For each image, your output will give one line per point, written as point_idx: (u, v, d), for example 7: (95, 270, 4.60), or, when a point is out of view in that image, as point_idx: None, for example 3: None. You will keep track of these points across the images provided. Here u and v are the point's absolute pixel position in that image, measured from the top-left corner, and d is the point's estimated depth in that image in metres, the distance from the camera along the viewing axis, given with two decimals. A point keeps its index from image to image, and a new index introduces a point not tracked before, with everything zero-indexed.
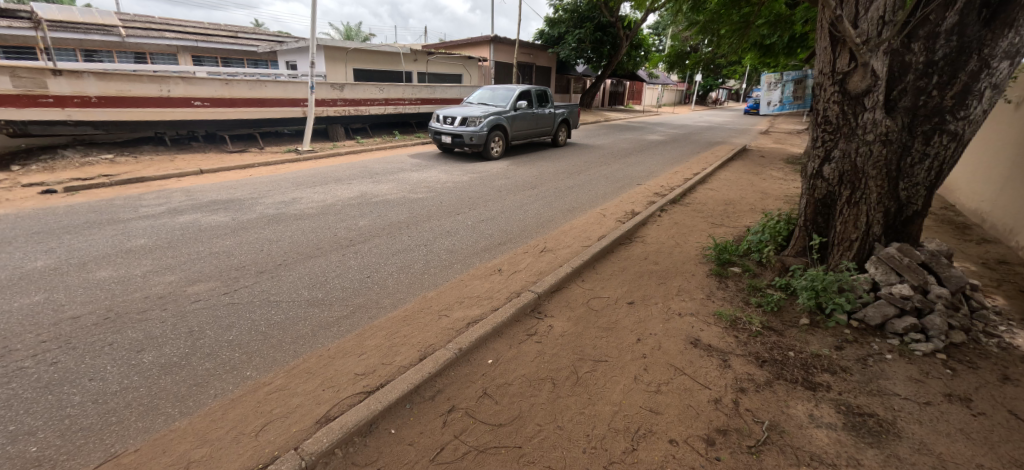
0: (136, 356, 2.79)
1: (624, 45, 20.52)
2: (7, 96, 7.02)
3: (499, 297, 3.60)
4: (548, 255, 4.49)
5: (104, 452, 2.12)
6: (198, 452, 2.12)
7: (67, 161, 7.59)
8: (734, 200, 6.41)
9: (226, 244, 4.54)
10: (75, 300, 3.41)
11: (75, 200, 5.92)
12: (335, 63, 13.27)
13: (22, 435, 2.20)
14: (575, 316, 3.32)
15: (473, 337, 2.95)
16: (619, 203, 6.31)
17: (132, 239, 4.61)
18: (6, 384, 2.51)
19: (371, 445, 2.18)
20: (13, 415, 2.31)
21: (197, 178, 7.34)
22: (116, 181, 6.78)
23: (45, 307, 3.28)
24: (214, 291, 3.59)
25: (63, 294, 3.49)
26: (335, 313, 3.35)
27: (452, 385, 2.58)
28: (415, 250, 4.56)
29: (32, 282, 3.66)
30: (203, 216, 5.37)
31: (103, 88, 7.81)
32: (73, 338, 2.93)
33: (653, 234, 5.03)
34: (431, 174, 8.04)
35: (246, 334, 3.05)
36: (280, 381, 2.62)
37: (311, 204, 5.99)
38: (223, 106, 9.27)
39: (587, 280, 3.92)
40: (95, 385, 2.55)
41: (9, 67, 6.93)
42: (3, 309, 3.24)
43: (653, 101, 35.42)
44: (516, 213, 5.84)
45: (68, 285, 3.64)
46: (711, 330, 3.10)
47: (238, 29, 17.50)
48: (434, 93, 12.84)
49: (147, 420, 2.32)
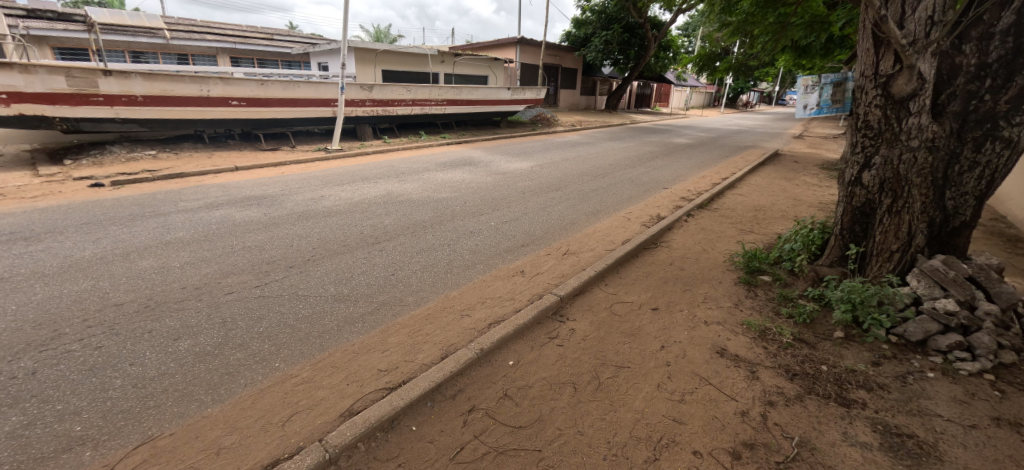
0: (173, 344, 2.90)
1: (653, 46, 20.27)
2: (61, 95, 7.47)
3: (521, 299, 3.60)
4: (571, 258, 4.45)
5: (143, 434, 2.21)
6: (228, 439, 2.19)
7: (115, 156, 8.01)
8: (764, 206, 6.23)
9: (258, 238, 4.67)
10: (119, 288, 3.58)
11: (122, 193, 6.24)
12: (365, 65, 13.56)
13: (68, 414, 2.32)
14: (597, 320, 3.29)
15: (495, 338, 2.95)
16: (644, 207, 6.21)
17: (172, 231, 4.79)
18: (55, 366, 2.65)
19: (392, 441, 2.21)
20: (62, 396, 2.44)
21: (233, 174, 7.60)
22: (160, 176, 7.07)
23: (92, 294, 3.45)
24: (246, 284, 3.69)
25: (109, 282, 3.66)
26: (359, 309, 3.41)
27: (473, 385, 2.59)
28: (438, 249, 4.60)
29: (82, 270, 3.86)
30: (237, 211, 5.54)
31: (149, 87, 8.15)
32: (117, 325, 3.07)
33: (679, 239, 4.93)
34: (455, 174, 8.11)
35: (275, 327, 3.13)
36: (306, 373, 2.67)
37: (339, 201, 6.14)
38: (259, 106, 9.52)
39: (610, 284, 3.87)
40: (137, 369, 2.66)
41: (64, 68, 7.36)
42: (56, 294, 3.43)
43: (681, 102, 34.82)
44: (539, 215, 5.82)
45: (113, 273, 3.81)
46: (738, 339, 3.01)
47: (274, 32, 18.06)
48: (461, 94, 12.94)
49: (181, 405, 2.40)
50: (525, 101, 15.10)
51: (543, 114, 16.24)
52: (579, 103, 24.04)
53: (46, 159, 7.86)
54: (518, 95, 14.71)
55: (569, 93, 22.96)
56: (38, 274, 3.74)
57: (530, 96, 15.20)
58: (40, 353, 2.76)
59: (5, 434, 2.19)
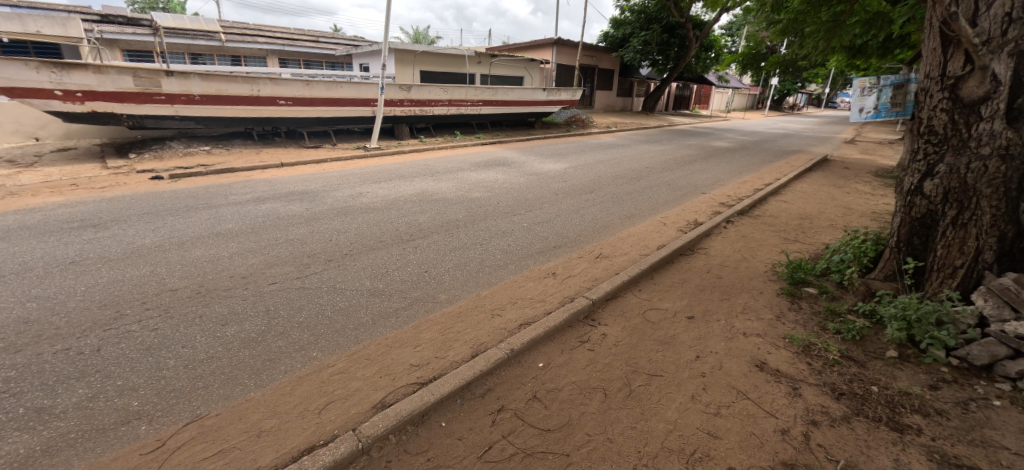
0: (221, 329, 3.04)
1: (694, 46, 19.73)
2: (129, 93, 8.04)
3: (552, 301, 3.57)
4: (604, 261, 4.39)
5: (192, 412, 2.33)
6: (268, 422, 2.27)
7: (174, 151, 8.51)
8: (810, 214, 5.96)
9: (300, 232, 4.84)
10: (174, 274, 3.78)
11: (178, 186, 6.60)
12: (404, 65, 13.83)
13: (126, 389, 2.47)
14: (630, 326, 3.22)
15: (526, 339, 2.94)
16: (681, 211, 6.05)
17: (222, 223, 5.02)
18: (117, 344, 2.83)
19: (422, 435, 2.23)
20: (122, 372, 2.60)
21: (278, 170, 7.91)
22: (213, 171, 7.44)
23: (150, 279, 3.67)
24: (288, 275, 3.83)
25: (165, 268, 3.87)
26: (393, 304, 3.47)
27: (502, 385, 2.58)
28: (471, 248, 4.63)
29: (142, 256, 4.10)
30: (281, 205, 5.76)
31: (205, 87, 8.59)
32: (171, 308, 3.25)
33: (718, 246, 4.78)
34: (489, 174, 8.16)
35: (314, 317, 3.23)
36: (341, 364, 2.74)
37: (376, 198, 6.27)
38: (304, 105, 9.85)
39: (644, 289, 3.79)
40: (188, 351, 2.81)
41: (132, 69, 7.87)
42: (118, 278, 3.66)
43: (722, 105, 33.80)
44: (572, 217, 5.78)
45: (169, 260, 4.03)
46: (780, 354, 2.88)
47: (319, 34, 18.70)
48: (497, 95, 13.00)
49: (227, 388, 2.51)
50: (560, 102, 15.03)
51: (578, 116, 16.12)
52: (615, 104, 23.72)
53: (115, 153, 8.47)
54: (553, 96, 14.65)
55: (605, 94, 22.69)
56: (103, 259, 4.01)
57: (565, 97, 15.14)
58: (104, 331, 2.95)
59: (72, 405, 2.35)
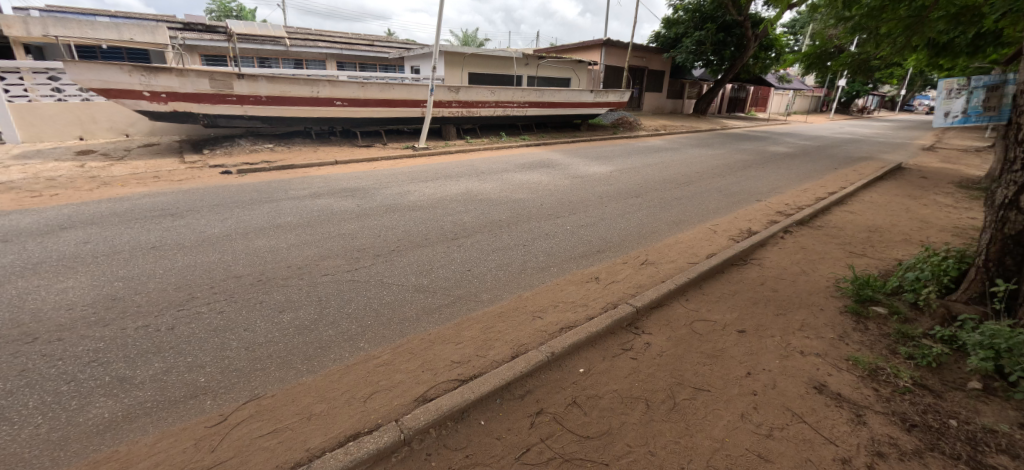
0: (278, 315, 3.21)
1: (752, 46, 18.78)
2: (206, 95, 8.67)
3: (595, 306, 3.51)
4: (650, 268, 4.27)
5: (251, 392, 2.48)
6: (318, 407, 2.38)
7: (242, 148, 9.10)
8: (879, 227, 5.54)
9: (352, 227, 5.02)
10: (239, 262, 4.03)
11: (244, 180, 7.02)
12: (453, 67, 14.07)
13: (195, 367, 2.67)
14: (676, 337, 3.11)
15: (568, 343, 2.90)
16: (734, 219, 5.80)
17: (281, 216, 5.30)
18: (188, 324, 3.06)
19: (462, 432, 2.25)
20: (192, 350, 2.81)
21: (333, 167, 8.25)
22: (275, 167, 7.87)
23: (217, 265, 3.93)
24: (340, 268, 3.98)
25: (231, 256, 4.13)
26: (437, 300, 3.52)
27: (542, 388, 2.56)
28: (515, 249, 4.63)
29: (211, 243, 4.41)
30: (335, 201, 6.00)
31: (272, 89, 9.09)
32: (235, 293, 3.47)
33: (773, 257, 4.52)
34: (533, 175, 8.15)
35: (362, 309, 3.34)
36: (386, 356, 2.81)
37: (423, 196, 6.41)
38: (358, 106, 10.22)
39: (692, 299, 3.65)
40: (248, 334, 2.99)
41: (209, 72, 8.47)
42: (191, 263, 3.96)
43: (781, 107, 32.13)
44: (618, 221, 5.67)
45: (234, 249, 4.30)
46: (841, 376, 2.69)
47: (374, 38, 19.41)
48: (544, 96, 12.96)
49: (282, 371, 2.65)
50: (607, 104, 14.81)
51: (626, 118, 15.83)
52: (665, 106, 23.09)
53: (191, 148, 9.20)
54: (601, 98, 14.46)
55: (655, 96, 22.15)
56: (179, 245, 4.35)
57: (613, 99, 14.92)
58: (178, 312, 3.21)
59: (150, 377, 2.58)
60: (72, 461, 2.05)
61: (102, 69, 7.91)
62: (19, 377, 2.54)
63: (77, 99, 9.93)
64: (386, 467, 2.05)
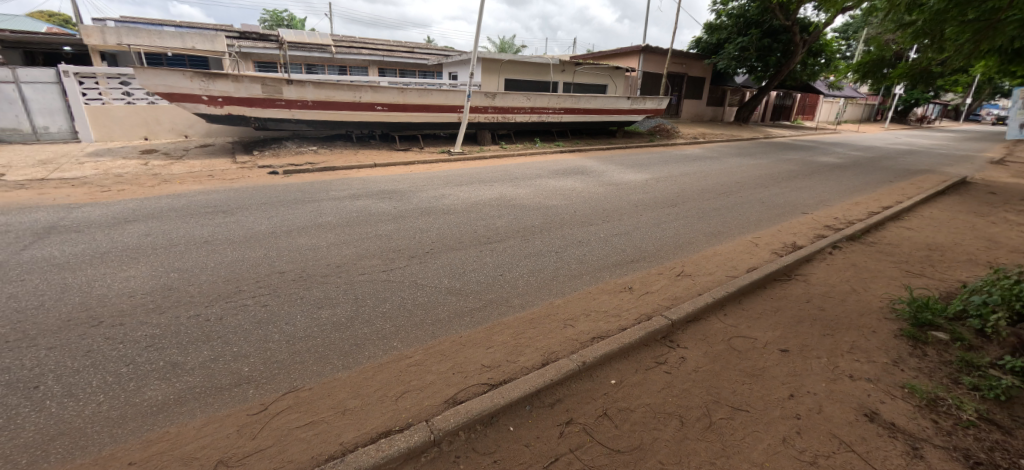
0: (317, 311, 3.30)
1: (800, 52, 18.01)
2: (257, 99, 9.09)
3: (628, 316, 3.44)
4: (686, 280, 4.15)
5: (289, 384, 2.56)
6: (352, 402, 2.43)
7: (288, 150, 9.49)
8: (939, 245, 5.18)
9: (388, 228, 5.12)
10: (282, 258, 4.18)
11: (288, 181, 7.29)
12: (490, 73, 14.21)
13: (239, 356, 2.78)
14: (714, 352, 2.99)
15: (600, 353, 2.85)
16: (777, 232, 5.56)
17: (323, 215, 5.47)
18: (234, 315, 3.20)
19: (491, 436, 2.24)
20: (237, 340, 2.94)
21: (372, 170, 8.47)
22: (318, 169, 8.15)
23: (262, 261, 4.09)
24: (376, 268, 4.06)
25: (275, 252, 4.30)
26: (469, 303, 3.54)
27: (572, 397, 2.52)
28: (547, 255, 4.60)
29: (257, 240, 4.60)
30: (373, 202, 6.15)
31: (317, 94, 9.43)
32: (277, 288, 3.60)
33: (820, 274, 4.30)
34: (567, 181, 8.10)
35: (396, 309, 3.39)
36: (418, 356, 2.84)
37: (457, 200, 6.47)
38: (397, 111, 10.46)
39: (731, 314, 3.52)
40: (289, 328, 3.09)
41: (261, 79, 8.89)
42: (239, 258, 4.14)
43: (830, 116, 30.75)
44: (654, 230, 5.55)
45: (278, 245, 4.47)
46: (895, 404, 2.52)
47: (414, 45, 19.90)
48: (579, 102, 12.89)
49: (319, 365, 2.72)
50: (643, 111, 14.60)
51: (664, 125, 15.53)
52: (705, 114, 22.53)
53: (242, 149, 9.67)
54: (638, 105, 14.26)
55: (695, 103, 21.65)
56: (228, 240, 4.56)
57: (650, 106, 14.69)
58: (226, 303, 3.36)
59: (199, 363, 2.71)
60: (129, 439, 2.18)
61: (167, 75, 8.46)
62: (86, 356, 2.73)
63: (145, 102, 10.58)
64: (416, 466, 2.06)
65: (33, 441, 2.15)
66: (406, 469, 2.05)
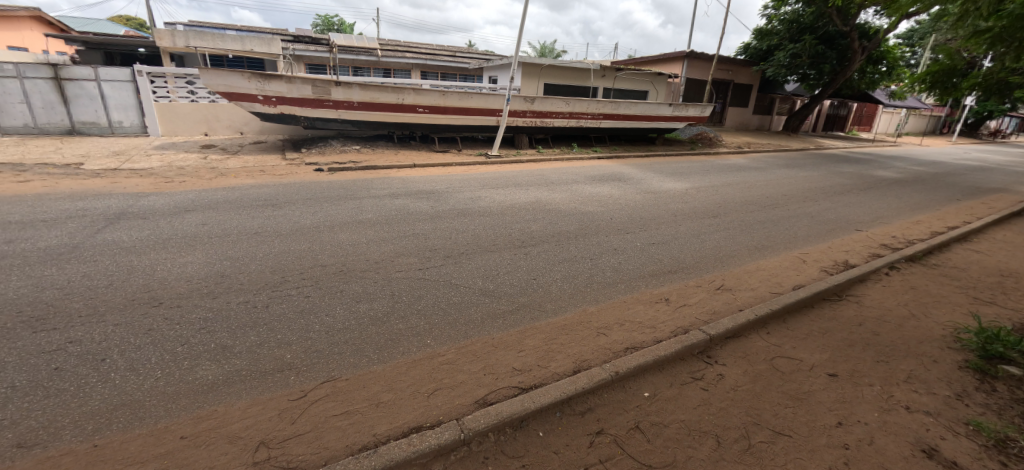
0: (355, 305, 3.40)
1: (858, 59, 17.06)
2: (307, 99, 9.48)
3: (664, 328, 3.36)
4: (726, 294, 4.02)
5: (327, 373, 2.64)
6: (386, 395, 2.48)
7: (333, 148, 9.83)
8: (1011, 272, 4.79)
9: (425, 227, 5.22)
10: (325, 252, 4.33)
11: (332, 178, 7.55)
12: (529, 78, 14.27)
13: (281, 343, 2.90)
14: (755, 372, 2.88)
15: (634, 364, 2.80)
16: (827, 249, 5.29)
17: (363, 212, 5.64)
18: (279, 304, 3.34)
19: (520, 440, 2.24)
20: (279, 328, 3.06)
21: (411, 170, 8.66)
22: (360, 167, 8.40)
23: (306, 253, 4.26)
24: (412, 266, 4.14)
25: (318, 246, 4.46)
26: (502, 306, 3.55)
27: (604, 407, 2.49)
28: (582, 261, 4.56)
29: (302, 233, 4.79)
30: (411, 202, 6.28)
31: (363, 95, 9.74)
32: (319, 281, 3.73)
33: (873, 296, 4.05)
34: (604, 188, 8.01)
35: (431, 307, 3.44)
36: (451, 355, 2.88)
37: (493, 203, 6.52)
38: (438, 113, 10.65)
39: (774, 333, 3.37)
40: (329, 320, 3.19)
41: (311, 80, 9.26)
42: (285, 249, 4.32)
43: (890, 127, 29.04)
44: (693, 241, 5.40)
45: (321, 240, 4.63)
46: (956, 442, 2.35)
47: (457, 49, 20.24)
48: (619, 108, 12.73)
49: (355, 357, 2.80)
50: (686, 118, 14.26)
51: (706, 133, 15.09)
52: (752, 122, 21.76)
53: (290, 147, 10.10)
54: (680, 112, 13.95)
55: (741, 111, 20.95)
56: (275, 233, 4.77)
57: (693, 113, 14.33)
58: (271, 292, 3.51)
59: (246, 347, 2.84)
60: (180, 414, 2.31)
61: (228, 76, 8.97)
62: (145, 335, 2.92)
63: (207, 100, 11.22)
64: (445, 464, 2.08)
65: (97, 409, 2.31)
66: (436, 465, 2.08)
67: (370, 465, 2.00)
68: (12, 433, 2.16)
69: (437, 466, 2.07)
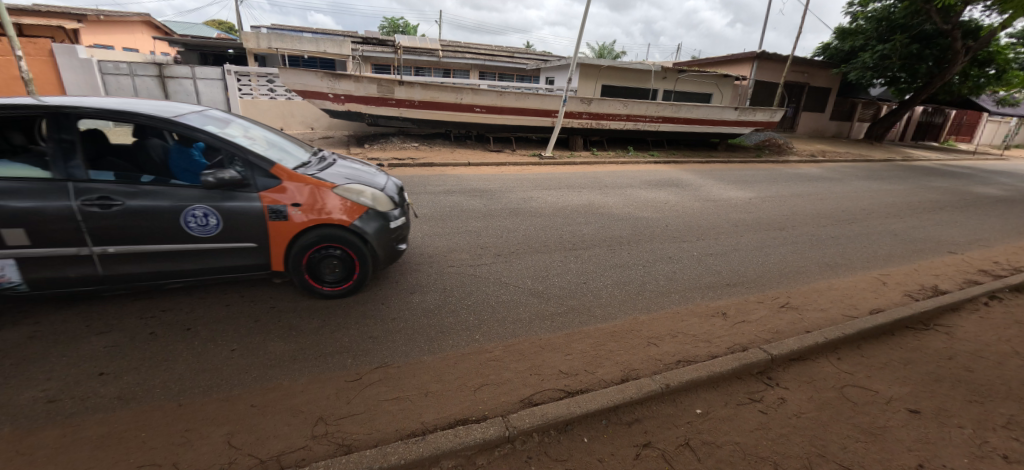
0: (409, 296, 3.51)
1: (961, 60, 15.27)
2: (372, 97, 9.89)
3: (720, 344, 3.20)
4: (791, 312, 3.77)
5: (380, 359, 2.75)
6: (434, 385, 2.55)
7: (393, 145, 10.21)
8: None
9: (478, 225, 5.29)
10: None
11: (391, 173, 7.84)
12: (587, 79, 14.11)
13: (339, 327, 3.04)
14: (821, 399, 2.68)
15: (686, 377, 2.69)
16: (910, 271, 4.84)
17: (419, 208, 5.81)
18: None
19: (564, 443, 2.22)
20: (338, 313, 3.22)
21: (466, 168, 8.81)
22: (418, 164, 8.66)
23: None
24: (464, 262, 4.21)
25: None
26: (550, 307, 3.53)
27: (652, 420, 2.41)
28: (634, 268, 4.45)
29: None
30: (464, 199, 6.39)
31: (424, 95, 10.04)
32: (376, 271, 3.89)
33: (966, 328, 3.65)
34: (660, 193, 7.77)
35: (480, 304, 3.49)
36: (498, 352, 2.90)
37: (545, 204, 6.50)
38: (494, 113, 10.78)
39: (844, 358, 3.13)
40: (384, 309, 3.31)
41: (377, 80, 9.67)
42: None
43: (992, 139, 26.06)
44: (755, 254, 5.12)
45: None
46: None
47: (516, 50, 20.39)
48: (679, 112, 12.29)
49: (407, 347, 2.89)
50: (753, 122, 13.54)
51: (774, 140, 14.22)
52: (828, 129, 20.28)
53: (355, 143, 10.59)
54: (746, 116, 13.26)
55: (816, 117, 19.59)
56: None
57: (761, 118, 13.58)
58: None
59: (309, 329, 3.01)
60: (249, 385, 2.49)
61: (304, 76, 9.59)
62: (222, 310, 3.17)
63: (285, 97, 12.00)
64: (489, 459, 2.10)
65: (180, 373, 2.54)
66: (481, 459, 2.11)
67: (419, 451, 2.06)
68: (113, 386, 2.41)
69: (481, 461, 2.09)
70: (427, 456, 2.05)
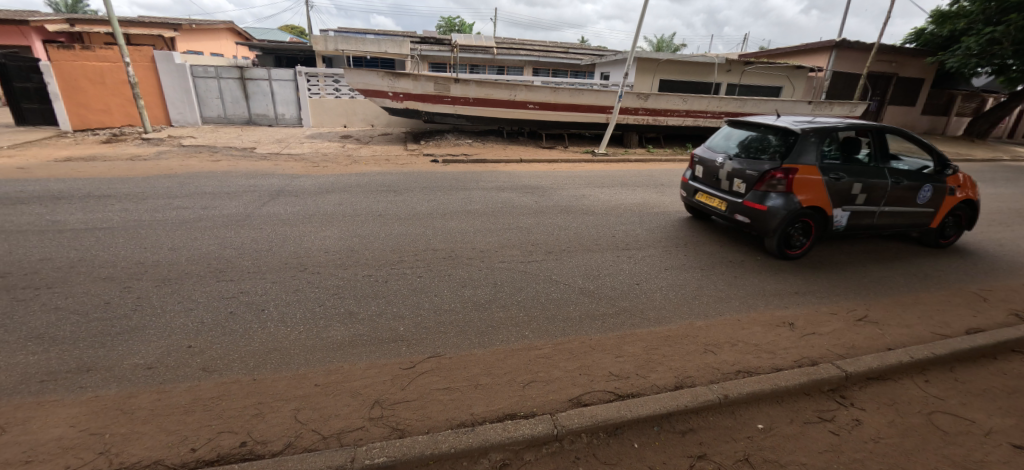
0: (461, 290, 3.55)
1: None
2: (429, 95, 10.13)
3: (787, 356, 2.98)
4: (869, 326, 3.45)
5: (432, 350, 2.80)
6: (484, 378, 2.56)
7: (448, 141, 10.42)
8: None
9: (529, 221, 5.28)
10: (437, 238, 4.59)
11: (445, 169, 8.00)
12: (644, 74, 13.68)
13: (394, 317, 3.14)
14: (903, 425, 2.42)
15: (747, 388, 2.53)
16: (1017, 286, 4.27)
17: (472, 203, 5.88)
18: (394, 282, 3.62)
19: (613, 446, 2.16)
20: (392, 304, 3.32)
21: (518, 165, 8.82)
22: (472, 160, 8.78)
23: (419, 238, 4.56)
24: (516, 258, 4.21)
25: (431, 232, 4.75)
26: (601, 308, 3.45)
27: (709, 431, 2.29)
28: (691, 271, 4.25)
29: (417, 219, 5.14)
30: (516, 195, 6.40)
31: (479, 92, 10.15)
32: (429, 264, 3.97)
33: None
34: None
35: (531, 301, 3.47)
36: (547, 350, 2.87)
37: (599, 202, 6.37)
38: (548, 110, 10.70)
39: (933, 381, 2.81)
40: (436, 302, 3.37)
41: (434, 78, 9.90)
42: (401, 232, 4.67)
43: None
44: (828, 261, 4.73)
45: (434, 226, 4.92)
46: None
47: (573, 46, 20.13)
48: (743, 107, 11.62)
49: (458, 339, 2.92)
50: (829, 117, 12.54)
51: None
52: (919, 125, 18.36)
53: (412, 140, 10.92)
54: (819, 110, 12.31)
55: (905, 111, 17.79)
56: (395, 216, 5.19)
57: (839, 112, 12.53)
58: (388, 270, 3.82)
59: (367, 316, 3.13)
60: (313, 365, 2.62)
61: (365, 75, 10.00)
62: (289, 294, 3.36)
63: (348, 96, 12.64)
64: (536, 456, 2.09)
65: (253, 350, 2.72)
66: (530, 455, 2.09)
67: (468, 441, 2.08)
68: (198, 358, 2.63)
69: (529, 457, 2.08)
70: (476, 446, 2.07)
